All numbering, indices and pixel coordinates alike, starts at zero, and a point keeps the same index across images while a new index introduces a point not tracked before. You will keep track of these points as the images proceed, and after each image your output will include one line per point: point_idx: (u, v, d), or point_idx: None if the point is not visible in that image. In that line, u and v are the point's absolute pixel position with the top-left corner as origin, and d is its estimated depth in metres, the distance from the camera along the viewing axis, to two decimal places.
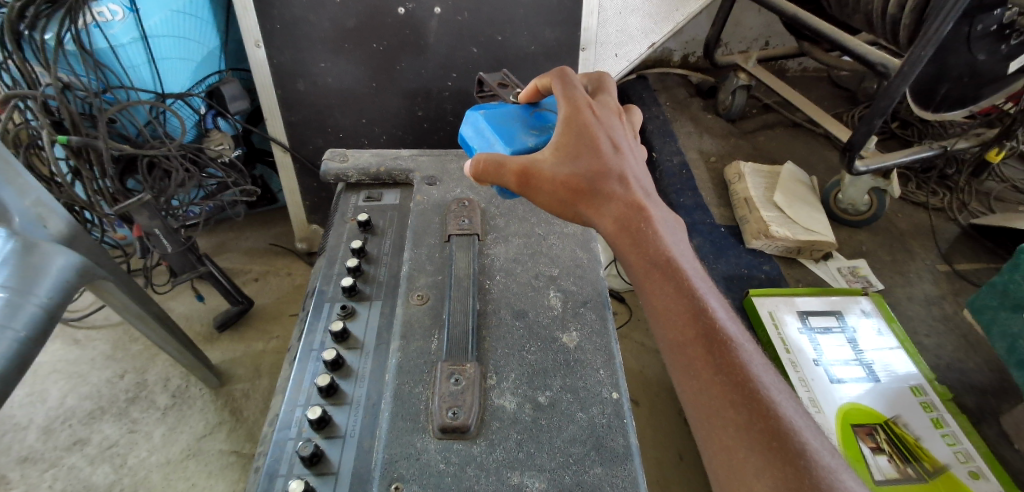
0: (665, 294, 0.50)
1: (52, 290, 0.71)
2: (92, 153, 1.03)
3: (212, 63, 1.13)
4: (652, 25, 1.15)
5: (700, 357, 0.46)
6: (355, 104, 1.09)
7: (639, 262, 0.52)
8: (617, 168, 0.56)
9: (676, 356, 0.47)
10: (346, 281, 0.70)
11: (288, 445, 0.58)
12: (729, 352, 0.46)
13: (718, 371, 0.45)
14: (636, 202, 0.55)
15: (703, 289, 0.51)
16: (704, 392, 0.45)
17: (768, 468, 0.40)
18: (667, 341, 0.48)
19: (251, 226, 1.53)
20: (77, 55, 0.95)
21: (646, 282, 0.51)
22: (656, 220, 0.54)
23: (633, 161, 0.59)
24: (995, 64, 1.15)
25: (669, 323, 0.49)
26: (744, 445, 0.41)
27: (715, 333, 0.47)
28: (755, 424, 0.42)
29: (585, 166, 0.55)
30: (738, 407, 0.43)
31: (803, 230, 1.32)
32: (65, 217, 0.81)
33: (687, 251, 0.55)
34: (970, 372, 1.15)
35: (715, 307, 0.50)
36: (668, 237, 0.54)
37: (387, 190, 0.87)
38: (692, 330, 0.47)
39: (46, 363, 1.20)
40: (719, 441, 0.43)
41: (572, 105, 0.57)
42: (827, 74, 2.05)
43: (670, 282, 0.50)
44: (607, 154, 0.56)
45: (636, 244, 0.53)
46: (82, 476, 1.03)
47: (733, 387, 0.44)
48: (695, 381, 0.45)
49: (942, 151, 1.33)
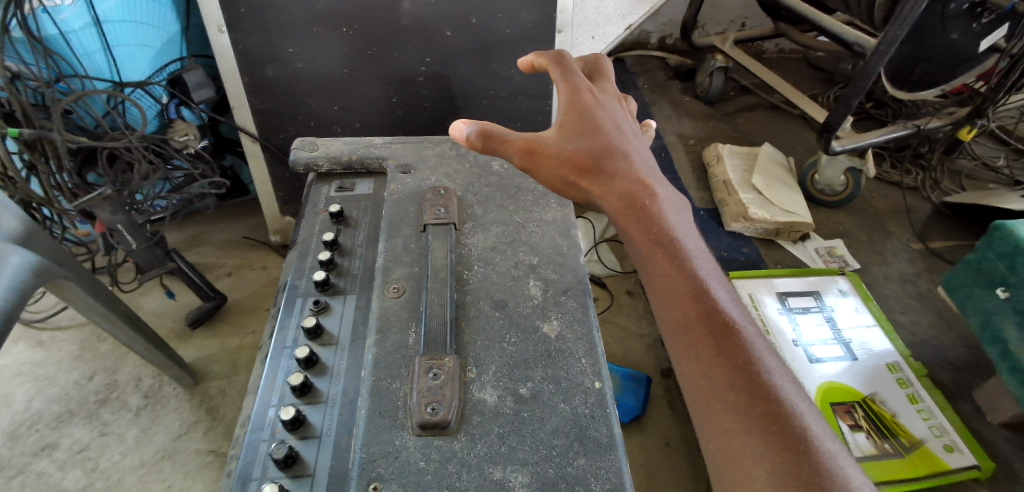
0: (668, 270, 0.48)
1: (8, 290, 0.67)
2: (47, 146, 0.97)
3: (172, 48, 1.08)
4: (630, 6, 1.13)
5: (702, 338, 0.44)
6: (325, 90, 1.05)
7: (643, 240, 0.50)
8: (620, 149, 0.56)
9: (677, 338, 0.45)
10: (318, 274, 0.68)
11: (262, 447, 0.56)
12: (732, 332, 0.44)
13: (722, 352, 0.43)
14: (642, 183, 0.54)
15: (706, 271, 0.49)
16: (706, 375, 0.43)
17: (768, 451, 0.38)
18: (668, 322, 0.47)
19: (223, 219, 1.49)
20: (24, 41, 0.89)
21: (648, 261, 0.49)
22: (658, 196, 0.53)
23: (633, 142, 0.58)
24: (968, 43, 1.15)
25: (672, 303, 0.46)
26: (743, 428, 0.39)
27: (719, 314, 0.45)
28: (758, 407, 0.40)
29: (590, 143, 0.56)
30: (739, 390, 0.41)
31: (781, 212, 1.33)
32: (18, 215, 0.76)
33: (693, 232, 0.53)
34: (943, 348, 1.18)
35: (717, 289, 0.47)
36: (671, 214, 0.52)
37: (361, 179, 0.84)
38: (696, 311, 0.45)
39: (9, 366, 1.15)
40: (717, 423, 0.41)
41: (573, 89, 0.60)
42: (803, 56, 2.06)
43: (672, 263, 0.48)
44: (609, 134, 0.57)
45: (640, 221, 0.51)
46: (52, 482, 0.99)
47: (735, 370, 0.42)
48: (696, 363, 0.44)
49: (916, 130, 1.35)
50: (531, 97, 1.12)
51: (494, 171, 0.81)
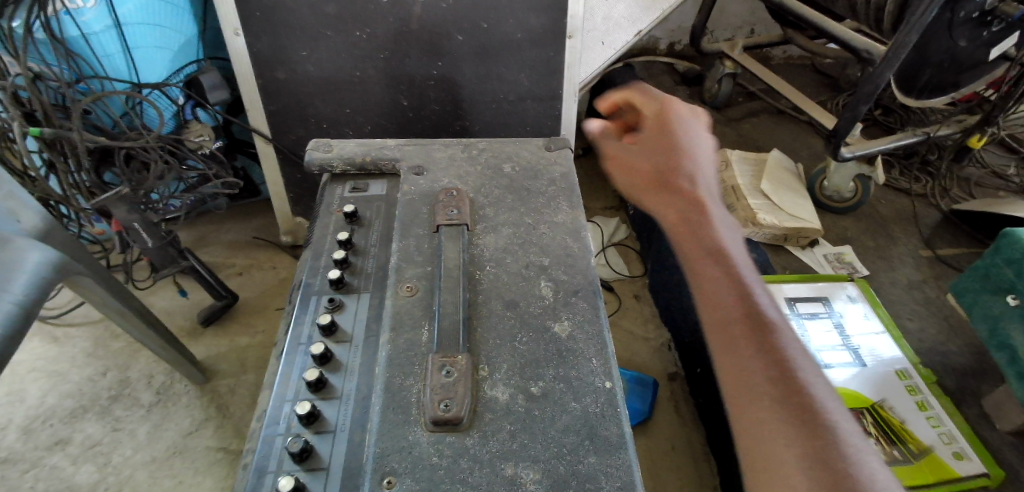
0: (714, 271, 0.48)
1: (28, 286, 0.69)
2: (66, 145, 0.99)
3: (189, 51, 1.10)
4: (640, 12, 1.18)
5: (743, 337, 0.44)
6: (337, 92, 1.07)
7: (693, 242, 0.51)
8: (683, 159, 0.57)
9: (716, 335, 0.46)
10: (334, 272, 0.69)
11: (277, 441, 0.57)
12: (772, 334, 0.44)
13: (761, 351, 0.43)
14: (697, 191, 0.54)
15: (750, 277, 0.49)
16: (742, 367, 0.43)
17: (800, 448, 0.38)
18: (710, 319, 0.47)
19: (234, 219, 1.51)
20: (47, 43, 0.92)
21: (694, 262, 0.50)
22: (712, 204, 0.54)
23: (699, 151, 0.58)
24: (974, 50, 1.15)
25: (715, 301, 0.47)
26: (777, 425, 0.39)
27: (761, 317, 0.45)
28: (792, 406, 0.40)
29: (659, 158, 0.58)
30: (773, 387, 0.41)
31: (789, 217, 1.33)
32: (39, 212, 0.78)
33: (741, 240, 0.53)
34: (951, 355, 1.18)
35: (760, 294, 0.48)
36: (722, 222, 0.53)
37: (374, 180, 0.85)
38: (739, 311, 0.46)
39: (24, 361, 1.17)
40: (750, 414, 0.41)
41: (654, 110, 0.63)
42: (810, 62, 2.06)
43: (720, 265, 0.49)
44: (675, 143, 0.58)
45: (693, 229, 0.51)
46: (64, 477, 1.01)
47: (772, 366, 0.42)
48: (732, 356, 0.44)
49: (925, 137, 1.35)
50: (539, 101, 1.13)
51: (504, 174, 0.82)
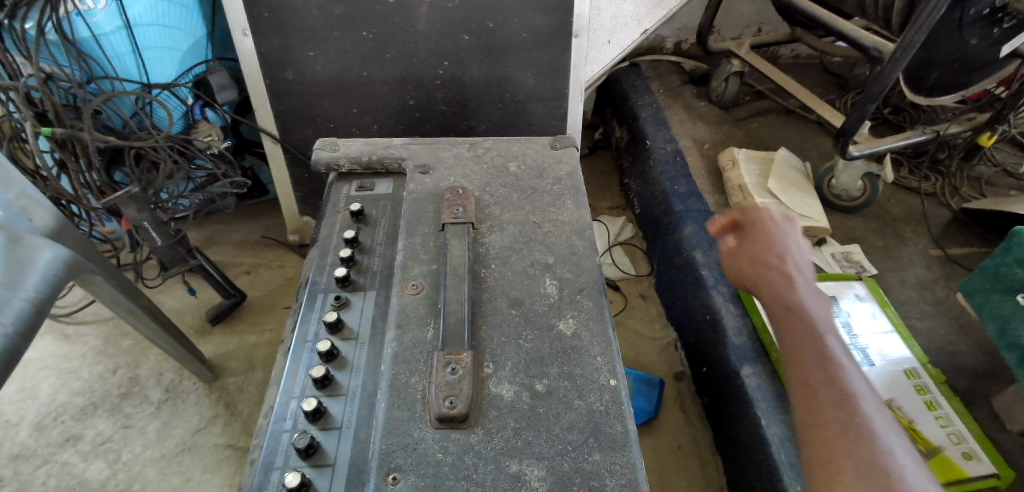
0: (794, 326, 0.55)
1: (41, 284, 0.70)
2: (77, 145, 1.01)
3: (198, 51, 1.11)
4: (645, 11, 1.17)
5: (818, 378, 0.50)
6: (343, 92, 1.07)
7: (776, 305, 0.58)
8: (775, 239, 0.64)
9: (794, 379, 0.52)
10: (340, 271, 0.69)
11: (284, 437, 0.58)
12: (845, 377, 0.49)
13: (834, 391, 0.48)
14: (785, 264, 0.61)
15: (828, 330, 0.54)
16: (813, 402, 0.48)
17: (866, 472, 0.42)
18: (789, 365, 0.53)
19: (242, 219, 1.52)
20: (59, 44, 0.93)
21: (779, 320, 0.57)
22: (799, 276, 0.60)
23: (792, 235, 0.65)
24: (986, 48, 1.12)
25: (795, 349, 0.53)
26: (841, 453, 0.44)
27: (837, 365, 0.51)
28: (857, 435, 0.45)
29: (750, 237, 0.65)
30: (843, 421, 0.46)
31: (797, 216, 1.31)
32: (51, 211, 0.79)
33: (824, 302, 0.58)
34: (961, 355, 1.16)
35: (835, 344, 0.53)
36: (808, 290, 0.58)
37: (380, 179, 0.86)
38: (816, 358, 0.51)
39: (35, 359, 1.19)
40: (819, 442, 0.46)
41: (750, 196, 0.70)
42: (819, 61, 2.05)
43: (800, 321, 0.55)
44: (768, 226, 0.65)
45: (775, 296, 0.58)
46: (75, 473, 1.02)
47: (841, 403, 0.47)
48: (806, 393, 0.50)
49: (934, 136, 1.34)
50: (545, 100, 1.12)
51: (510, 173, 0.82)
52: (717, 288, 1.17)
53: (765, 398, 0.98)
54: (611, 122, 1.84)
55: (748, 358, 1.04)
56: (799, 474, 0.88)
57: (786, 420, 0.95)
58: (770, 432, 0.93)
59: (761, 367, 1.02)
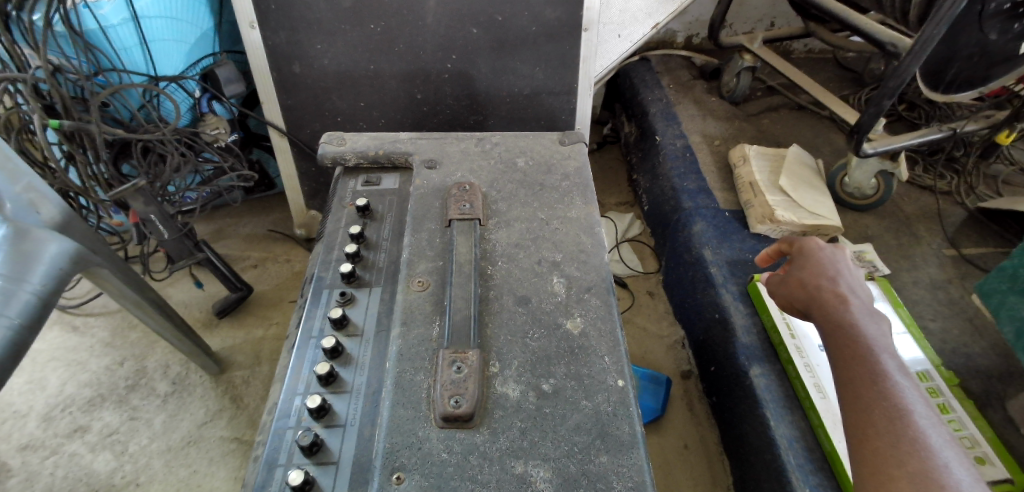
0: (848, 344, 0.62)
1: (46, 276, 0.70)
2: (85, 136, 1.01)
3: (205, 44, 1.10)
4: (656, 5, 1.15)
5: (866, 384, 0.57)
6: (351, 86, 1.06)
7: (831, 329, 0.65)
8: (826, 267, 0.72)
9: (848, 394, 0.58)
10: (345, 266, 0.69)
11: (287, 434, 0.57)
12: (899, 396, 0.55)
13: (881, 393, 0.56)
14: (836, 289, 0.69)
15: (882, 353, 0.61)
16: (865, 411, 0.55)
17: (907, 460, 0.50)
18: (843, 380, 0.60)
19: (250, 212, 1.52)
20: (66, 36, 0.93)
21: (830, 338, 0.65)
22: (851, 299, 0.67)
23: (842, 264, 0.73)
24: (1006, 44, 1.08)
25: (848, 367, 0.60)
26: (890, 452, 0.51)
27: (885, 373, 0.58)
28: (909, 439, 0.51)
29: (805, 271, 0.73)
30: (888, 419, 0.54)
31: (808, 214, 1.24)
32: (58, 204, 0.79)
33: (878, 327, 0.64)
34: (976, 357, 1.14)
35: (887, 361, 0.60)
36: (857, 310, 0.66)
37: (386, 173, 0.85)
38: (864, 367, 0.59)
39: (44, 350, 1.20)
40: (869, 444, 0.53)
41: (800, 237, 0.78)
42: (832, 56, 2.02)
43: (852, 342, 0.62)
44: (818, 256, 0.74)
45: (830, 322, 0.66)
46: (82, 464, 1.03)
47: (891, 412, 0.54)
48: (859, 404, 0.56)
49: (951, 133, 1.31)
50: (555, 95, 1.10)
51: (517, 169, 0.81)
52: (726, 286, 1.15)
53: (773, 399, 0.96)
54: (621, 118, 1.83)
55: (757, 357, 1.03)
56: (806, 475, 0.86)
57: (795, 421, 0.94)
58: (777, 433, 0.92)
59: (770, 367, 1.01)
